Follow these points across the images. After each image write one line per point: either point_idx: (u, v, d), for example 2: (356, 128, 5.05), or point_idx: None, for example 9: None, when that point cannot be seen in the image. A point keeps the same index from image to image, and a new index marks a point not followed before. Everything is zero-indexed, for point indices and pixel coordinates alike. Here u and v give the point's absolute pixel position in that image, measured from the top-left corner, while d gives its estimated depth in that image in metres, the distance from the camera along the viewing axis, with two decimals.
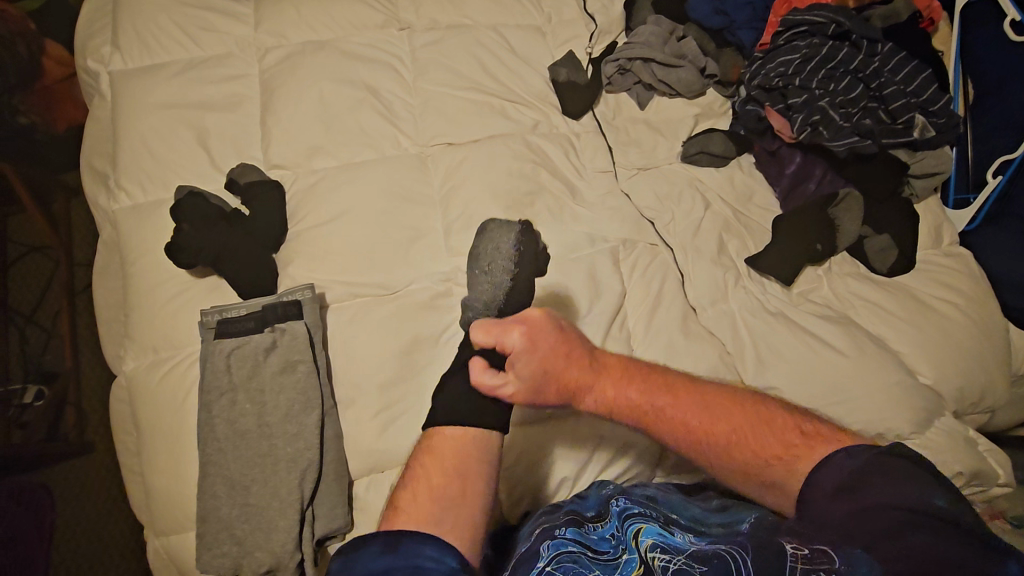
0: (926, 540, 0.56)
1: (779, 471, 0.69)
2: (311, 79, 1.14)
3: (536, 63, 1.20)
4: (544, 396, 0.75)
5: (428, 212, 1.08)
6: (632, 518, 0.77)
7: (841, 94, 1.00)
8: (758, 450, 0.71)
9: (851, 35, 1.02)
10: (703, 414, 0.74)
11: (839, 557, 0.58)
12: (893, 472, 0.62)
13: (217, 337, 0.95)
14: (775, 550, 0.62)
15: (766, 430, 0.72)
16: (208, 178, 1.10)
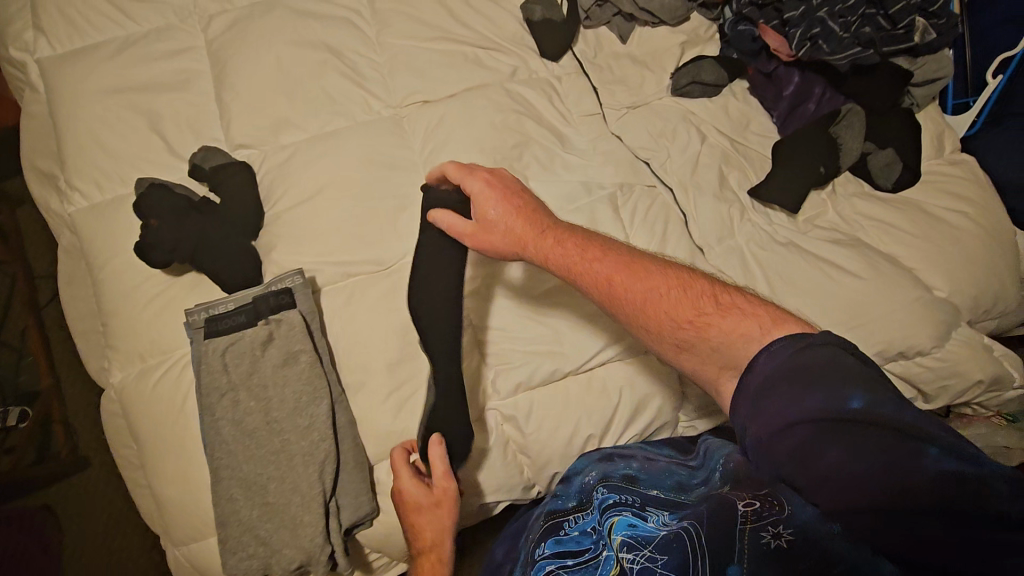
0: (850, 459, 0.54)
1: (690, 336, 0.69)
2: (264, 45, 1.04)
3: (506, 3, 1.11)
4: (494, 237, 0.76)
5: (412, 178, 1.02)
6: (611, 509, 0.79)
7: (839, 1, 0.92)
8: (669, 312, 0.70)
9: None
10: (627, 271, 0.73)
11: (784, 505, 0.62)
12: (807, 375, 0.59)
13: (207, 337, 0.89)
14: (727, 515, 0.66)
15: (691, 291, 0.71)
16: (169, 168, 1.01)
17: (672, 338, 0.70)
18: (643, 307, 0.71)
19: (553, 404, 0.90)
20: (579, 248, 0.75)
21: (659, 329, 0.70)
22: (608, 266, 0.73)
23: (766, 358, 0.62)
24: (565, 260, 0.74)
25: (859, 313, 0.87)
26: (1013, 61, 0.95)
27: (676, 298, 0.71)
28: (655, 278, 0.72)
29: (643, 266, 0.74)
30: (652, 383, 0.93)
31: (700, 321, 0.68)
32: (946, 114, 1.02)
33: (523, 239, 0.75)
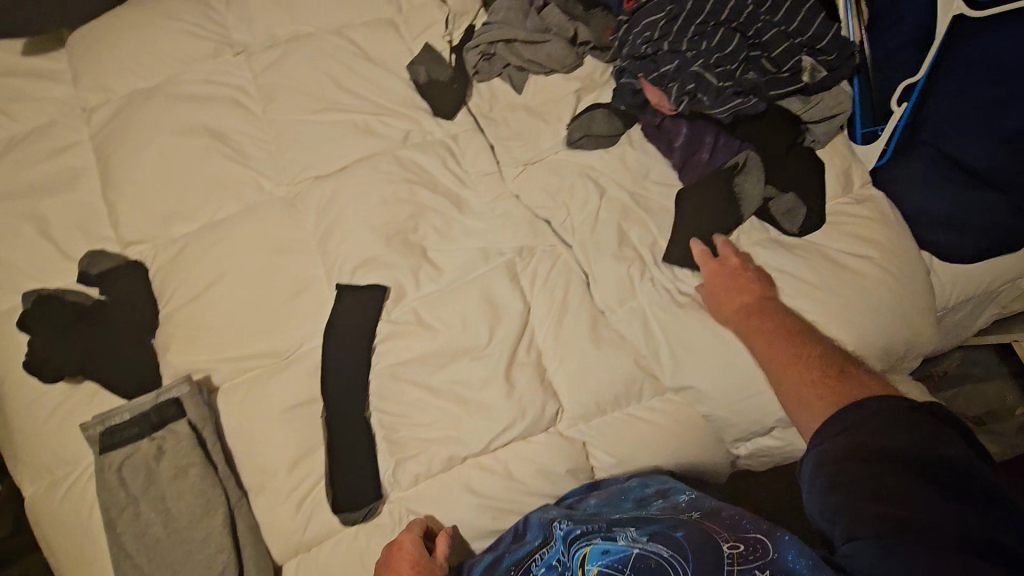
0: (913, 490, 0.63)
1: (812, 391, 0.75)
2: (147, 136, 1.02)
3: (392, 64, 1.07)
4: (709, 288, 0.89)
5: (305, 261, 0.99)
6: (577, 541, 0.76)
7: (714, 52, 0.90)
8: (802, 372, 0.77)
9: None
10: (783, 338, 0.81)
11: (772, 548, 0.67)
12: (904, 423, 0.67)
13: (103, 452, 0.88)
14: (712, 550, 0.69)
15: (823, 358, 0.77)
16: (61, 272, 1.00)
17: (789, 389, 0.77)
18: (770, 355, 0.80)
19: (454, 493, 0.88)
20: (719, 290, 0.88)
21: (779, 378, 0.78)
22: (754, 315, 0.84)
23: (880, 405, 0.69)
24: (713, 294, 0.89)
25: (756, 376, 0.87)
26: (916, 87, 0.90)
27: (806, 359, 0.78)
28: (796, 338, 0.81)
29: (801, 338, 0.81)
30: (559, 461, 0.89)
31: (827, 380, 0.75)
32: (855, 144, 0.96)
33: (722, 290, 0.88)
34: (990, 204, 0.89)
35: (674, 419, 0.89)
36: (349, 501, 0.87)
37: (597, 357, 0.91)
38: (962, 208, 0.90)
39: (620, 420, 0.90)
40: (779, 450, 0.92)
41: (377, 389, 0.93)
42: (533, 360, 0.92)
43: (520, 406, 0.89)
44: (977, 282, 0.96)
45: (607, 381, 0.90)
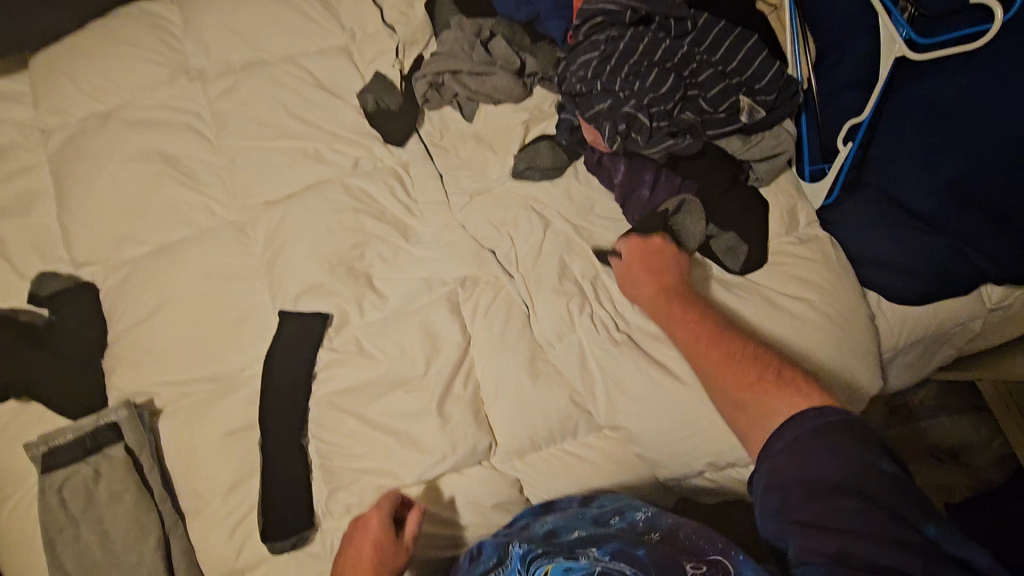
0: (855, 509, 0.59)
1: (748, 398, 0.71)
2: (103, 159, 1.04)
3: (344, 92, 1.08)
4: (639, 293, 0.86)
5: (251, 286, 1.01)
6: (536, 560, 0.73)
7: (648, 92, 0.85)
8: (738, 376, 0.73)
9: (653, 17, 0.86)
10: (717, 343, 0.77)
11: (731, 565, 0.66)
12: (849, 438, 0.62)
13: (43, 472, 0.90)
14: (676, 570, 0.66)
15: (762, 363, 0.74)
16: (14, 292, 1.02)
17: (725, 395, 0.74)
18: (704, 360, 0.77)
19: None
20: (647, 283, 0.85)
21: (715, 383, 0.75)
22: (694, 322, 0.80)
23: (812, 415, 0.65)
24: (646, 290, 0.86)
25: (695, 416, 0.85)
26: (861, 127, 0.86)
27: (743, 365, 0.74)
28: (732, 338, 0.78)
29: (731, 338, 0.78)
30: (491, 496, 0.89)
31: (766, 387, 0.71)
32: (804, 181, 0.95)
33: (665, 300, 0.84)
34: (934, 249, 0.87)
35: (607, 457, 0.89)
36: (279, 531, 0.88)
37: (533, 392, 0.91)
38: (907, 250, 0.88)
39: (554, 457, 0.90)
40: (709, 489, 0.91)
41: (315, 417, 0.94)
42: (469, 393, 0.92)
43: (452, 441, 0.89)
44: (924, 325, 0.94)
45: (543, 417, 0.90)
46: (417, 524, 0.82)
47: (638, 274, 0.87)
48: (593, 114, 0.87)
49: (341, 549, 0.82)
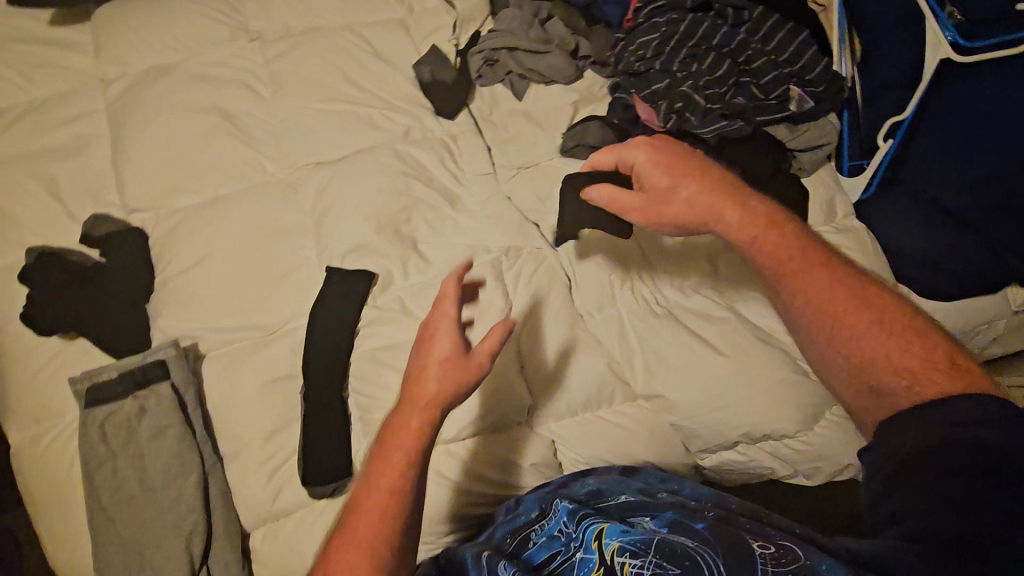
0: (972, 493, 0.55)
1: (899, 384, 0.66)
2: (160, 110, 1.07)
3: (399, 62, 1.11)
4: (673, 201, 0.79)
5: (299, 242, 1.03)
6: (585, 517, 0.78)
7: (704, 74, 0.89)
8: (885, 351, 0.68)
9: (713, 4, 0.90)
10: (857, 303, 0.71)
11: (804, 554, 0.62)
12: (978, 418, 0.59)
13: (87, 407, 0.92)
14: (745, 552, 0.64)
15: (920, 338, 0.68)
16: (65, 232, 1.04)
17: (867, 372, 0.68)
18: (851, 331, 0.70)
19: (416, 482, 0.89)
20: (690, 200, 0.78)
21: (858, 356, 0.69)
22: (812, 275, 0.74)
23: (969, 404, 0.60)
24: (680, 204, 0.79)
25: (731, 388, 0.88)
26: (902, 126, 0.92)
27: (892, 336, 0.69)
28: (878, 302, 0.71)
29: (870, 297, 0.71)
30: (527, 453, 0.92)
31: (931, 375, 0.64)
32: (841, 176, 1.00)
33: (748, 233, 0.77)
34: (966, 245, 0.91)
35: (641, 425, 0.92)
36: (318, 476, 0.90)
37: (572, 358, 0.94)
38: (941, 245, 0.92)
39: (590, 422, 0.93)
40: (739, 465, 0.93)
41: (356, 370, 0.96)
42: (510, 357, 0.93)
43: (495, 400, 0.91)
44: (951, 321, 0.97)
45: (584, 383, 0.93)
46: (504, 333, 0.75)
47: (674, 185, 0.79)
48: (650, 91, 0.90)
49: (419, 359, 0.75)
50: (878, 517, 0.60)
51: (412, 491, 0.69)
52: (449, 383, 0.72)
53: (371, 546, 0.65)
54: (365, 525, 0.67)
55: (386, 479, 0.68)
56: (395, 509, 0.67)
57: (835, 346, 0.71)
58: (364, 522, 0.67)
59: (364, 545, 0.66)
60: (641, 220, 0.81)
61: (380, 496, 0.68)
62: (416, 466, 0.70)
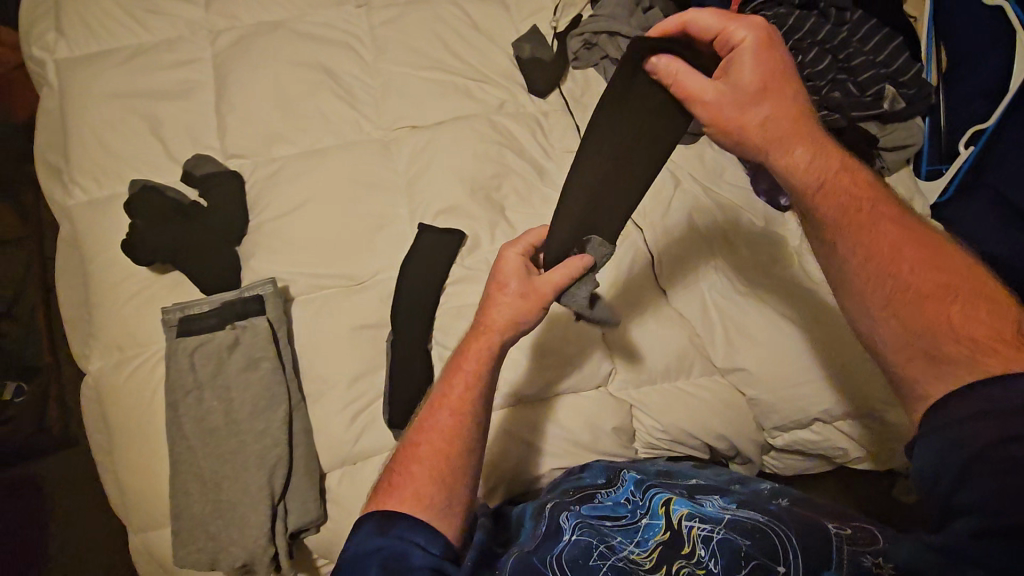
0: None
1: (956, 350, 0.65)
2: (267, 62, 1.10)
3: (500, 39, 1.16)
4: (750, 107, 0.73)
5: (393, 199, 1.06)
6: (653, 488, 0.80)
7: (807, 67, 0.95)
8: (947, 315, 0.66)
9: (818, 3, 0.96)
10: (919, 263, 0.70)
11: (881, 537, 0.64)
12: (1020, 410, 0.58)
13: (179, 335, 0.93)
14: (818, 530, 0.65)
15: (981, 307, 0.66)
16: (165, 170, 1.07)
17: (919, 338, 0.67)
18: (907, 295, 0.69)
19: (498, 439, 0.91)
20: (770, 117, 0.73)
21: (913, 320, 0.68)
22: (876, 229, 0.72)
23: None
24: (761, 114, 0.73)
25: (807, 364, 0.94)
26: (984, 134, 0.98)
27: (952, 305, 0.67)
28: (940, 264, 0.69)
29: (935, 259, 0.70)
30: (607, 416, 0.94)
31: (988, 347, 0.63)
32: (919, 179, 1.05)
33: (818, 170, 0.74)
34: None
35: (719, 398, 0.95)
36: (405, 420, 0.93)
37: (656, 330, 0.97)
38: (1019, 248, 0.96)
39: (669, 392, 0.96)
40: (813, 445, 0.97)
41: (442, 323, 0.98)
42: (596, 324, 0.96)
43: (582, 359, 0.95)
44: None
45: (667, 356, 0.96)
46: (584, 261, 0.79)
47: (764, 91, 0.72)
48: None
49: (487, 291, 0.80)
50: (944, 506, 0.61)
51: (474, 415, 0.76)
52: (510, 312, 0.76)
53: (435, 464, 0.73)
54: (426, 445, 0.74)
55: (451, 399, 0.76)
56: (460, 429, 0.75)
57: (889, 302, 0.70)
58: (424, 441, 0.75)
59: (427, 463, 0.73)
60: (706, 119, 0.74)
61: (445, 420, 0.75)
62: (476, 394, 0.76)
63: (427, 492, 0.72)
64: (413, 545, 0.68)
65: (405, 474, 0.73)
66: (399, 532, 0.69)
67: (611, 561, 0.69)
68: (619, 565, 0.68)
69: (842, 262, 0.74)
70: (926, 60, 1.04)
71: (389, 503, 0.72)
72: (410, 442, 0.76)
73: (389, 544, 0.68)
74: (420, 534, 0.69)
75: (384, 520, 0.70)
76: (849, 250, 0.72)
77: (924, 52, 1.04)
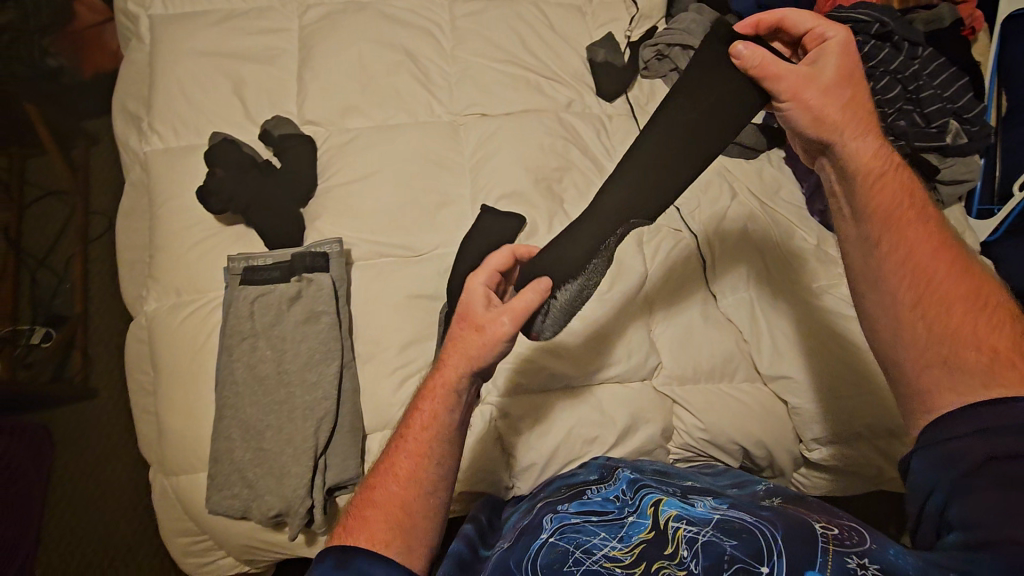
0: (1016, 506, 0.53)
1: (979, 360, 0.62)
2: (352, 37, 1.15)
3: (575, 43, 1.21)
4: (826, 94, 0.71)
5: (457, 180, 1.08)
6: (645, 488, 0.76)
7: (877, 94, 1.05)
8: (975, 325, 0.65)
9: (893, 36, 1.05)
10: (952, 272, 0.68)
11: (871, 538, 0.59)
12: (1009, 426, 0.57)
13: (241, 284, 0.96)
14: (807, 530, 0.61)
15: (1006, 322, 0.65)
16: (242, 128, 1.11)
17: (939, 342, 0.65)
18: (936, 296, 0.67)
19: (535, 416, 0.94)
20: (845, 105, 0.72)
21: (938, 323, 0.66)
22: (916, 233, 0.70)
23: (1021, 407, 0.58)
24: (833, 103, 0.71)
25: (841, 379, 0.96)
26: None
27: (981, 317, 0.65)
28: (970, 276, 0.68)
29: (966, 273, 0.68)
30: (649, 410, 0.95)
31: (1005, 358, 0.62)
32: (970, 217, 1.12)
33: (869, 169, 0.72)
34: None
35: (759, 404, 0.98)
36: None
37: (703, 330, 1.00)
38: None
39: (712, 392, 0.98)
40: (847, 461, 0.98)
41: None
42: (643, 319, 0.99)
43: (628, 350, 0.96)
44: None
45: (709, 356, 0.98)
46: (539, 289, 0.74)
47: (839, 83, 0.72)
48: None
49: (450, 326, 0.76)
50: (940, 522, 0.59)
51: (444, 436, 0.71)
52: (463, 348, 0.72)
53: (391, 512, 0.67)
54: (382, 491, 0.68)
55: (425, 417, 0.71)
56: (419, 477, 0.69)
57: (916, 307, 0.68)
58: (381, 483, 0.69)
59: (382, 510, 0.67)
60: (783, 95, 0.72)
61: (404, 462, 0.70)
62: (432, 436, 0.71)
63: (381, 538, 0.64)
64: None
65: (358, 520, 0.67)
66: (359, 566, 0.60)
67: (586, 565, 0.63)
68: (594, 568, 0.63)
69: (877, 265, 0.71)
70: (988, 100, 1.15)
71: (355, 538, 0.65)
72: (372, 480, 0.70)
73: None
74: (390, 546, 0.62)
75: (345, 554, 0.61)
76: (884, 251, 0.71)
77: (987, 93, 1.15)
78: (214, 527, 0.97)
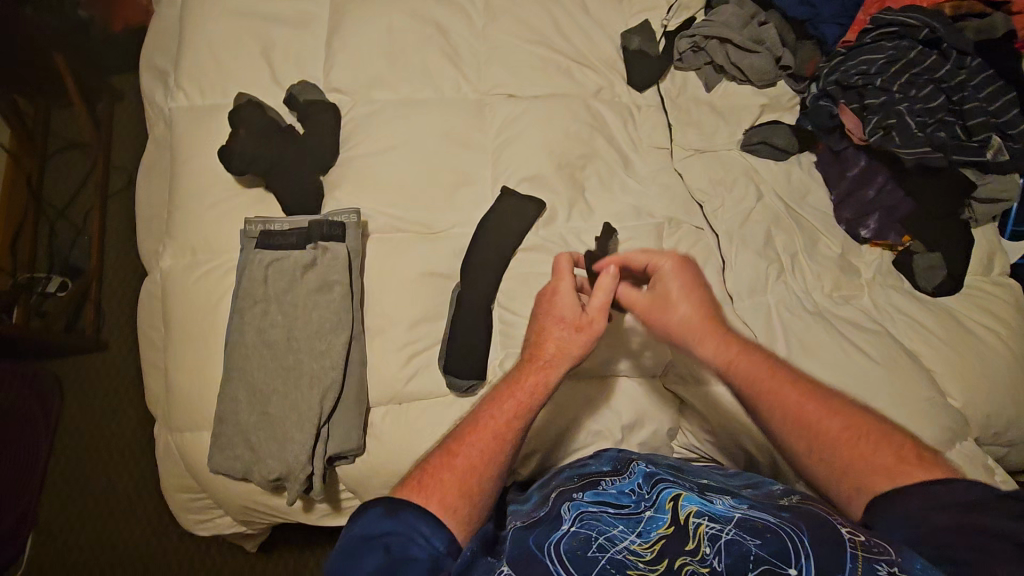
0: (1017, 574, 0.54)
1: (878, 480, 0.65)
2: (385, 7, 1.13)
3: (610, 29, 1.18)
4: (671, 313, 0.81)
5: (478, 160, 1.07)
6: (662, 483, 0.75)
7: (921, 101, 1.04)
8: (868, 457, 0.67)
9: (942, 43, 1.05)
10: (825, 410, 0.71)
11: (897, 550, 0.58)
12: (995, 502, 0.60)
13: (257, 247, 0.96)
14: (830, 533, 0.61)
15: (892, 449, 0.67)
16: (268, 91, 1.10)
17: (842, 472, 0.68)
18: (823, 436, 0.69)
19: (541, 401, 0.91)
20: (691, 311, 0.81)
21: (837, 458, 0.68)
22: (786, 393, 0.73)
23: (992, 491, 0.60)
24: (678, 318, 0.81)
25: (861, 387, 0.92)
26: None
27: (870, 449, 0.67)
28: (843, 413, 0.70)
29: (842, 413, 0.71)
30: (654, 406, 0.95)
31: (896, 470, 0.65)
32: (1003, 237, 1.11)
33: (729, 351, 0.77)
34: None
35: None
36: (459, 369, 0.94)
37: None
38: None
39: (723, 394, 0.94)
40: None
41: (505, 288, 0.99)
42: None
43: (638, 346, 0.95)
44: None
45: None
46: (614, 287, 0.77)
47: (674, 299, 0.81)
48: (867, 104, 1.05)
49: (541, 325, 0.79)
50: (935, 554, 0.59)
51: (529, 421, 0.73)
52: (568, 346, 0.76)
53: (466, 476, 0.68)
54: (464, 456, 0.70)
55: (516, 405, 0.73)
56: (504, 442, 0.71)
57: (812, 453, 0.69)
58: (465, 452, 0.70)
59: (460, 475, 0.68)
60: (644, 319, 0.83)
61: (488, 438, 0.71)
62: (520, 423, 0.73)
63: (454, 504, 0.66)
64: (418, 534, 0.63)
65: (433, 482, 0.68)
66: (407, 520, 0.64)
67: (610, 554, 0.64)
68: (617, 558, 0.63)
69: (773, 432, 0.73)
70: None
71: (429, 504, 0.66)
72: (437, 458, 0.70)
73: (398, 530, 0.63)
74: (428, 527, 0.64)
75: (393, 504, 0.65)
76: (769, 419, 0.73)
77: None
78: (214, 487, 0.98)
